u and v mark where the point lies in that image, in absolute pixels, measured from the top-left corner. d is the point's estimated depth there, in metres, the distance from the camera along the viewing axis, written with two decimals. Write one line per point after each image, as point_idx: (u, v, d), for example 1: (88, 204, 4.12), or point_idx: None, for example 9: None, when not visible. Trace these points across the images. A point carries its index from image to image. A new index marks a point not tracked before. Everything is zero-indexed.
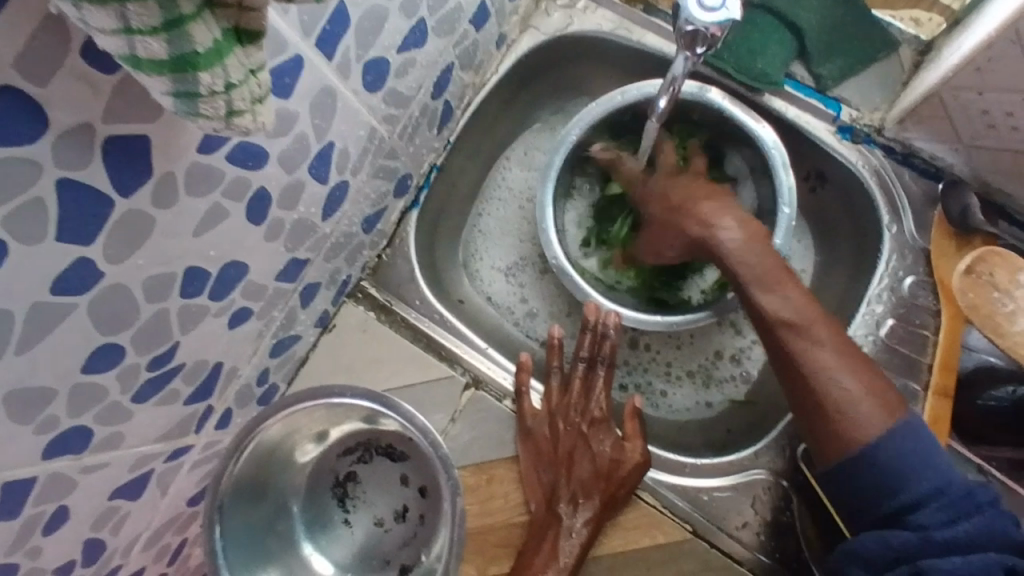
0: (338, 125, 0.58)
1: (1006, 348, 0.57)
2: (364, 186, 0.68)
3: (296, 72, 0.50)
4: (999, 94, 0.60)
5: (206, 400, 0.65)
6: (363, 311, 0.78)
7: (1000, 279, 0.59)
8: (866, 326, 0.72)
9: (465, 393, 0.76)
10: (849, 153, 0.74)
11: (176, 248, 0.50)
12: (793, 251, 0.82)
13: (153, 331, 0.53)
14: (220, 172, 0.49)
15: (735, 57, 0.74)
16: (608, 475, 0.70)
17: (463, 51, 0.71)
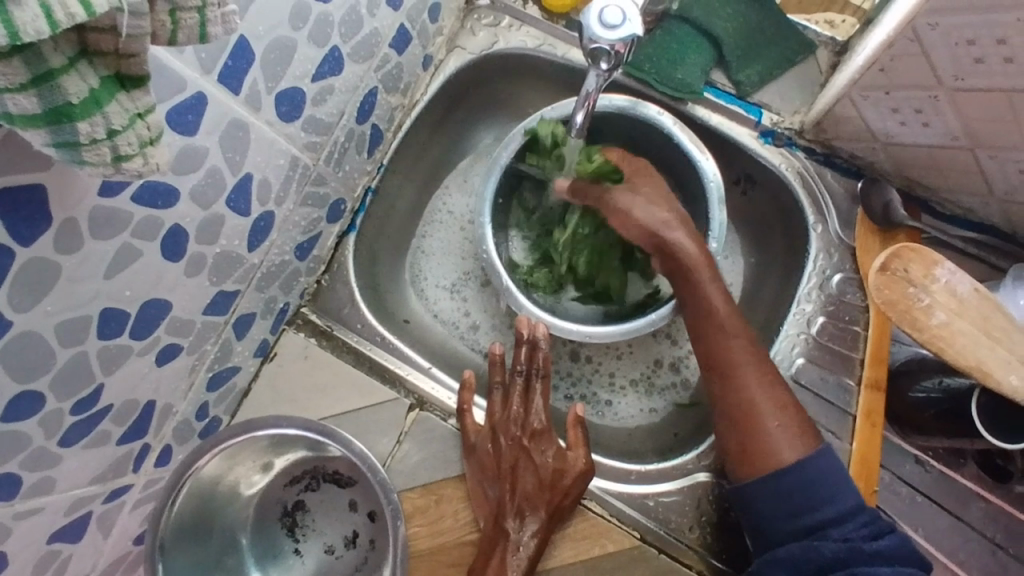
0: (253, 157, 0.58)
1: (926, 340, 0.57)
2: (291, 214, 0.68)
3: (200, 108, 0.50)
4: (905, 92, 0.61)
5: (142, 437, 0.64)
6: (303, 338, 0.78)
7: (915, 274, 0.60)
8: (798, 325, 0.73)
9: (410, 414, 0.76)
10: (772, 156, 0.76)
11: (89, 291, 0.49)
12: (723, 266, 0.84)
13: (75, 374, 0.52)
14: (127, 213, 0.49)
15: (656, 68, 0.76)
16: (553, 476, 0.71)
17: (387, 74, 0.72)
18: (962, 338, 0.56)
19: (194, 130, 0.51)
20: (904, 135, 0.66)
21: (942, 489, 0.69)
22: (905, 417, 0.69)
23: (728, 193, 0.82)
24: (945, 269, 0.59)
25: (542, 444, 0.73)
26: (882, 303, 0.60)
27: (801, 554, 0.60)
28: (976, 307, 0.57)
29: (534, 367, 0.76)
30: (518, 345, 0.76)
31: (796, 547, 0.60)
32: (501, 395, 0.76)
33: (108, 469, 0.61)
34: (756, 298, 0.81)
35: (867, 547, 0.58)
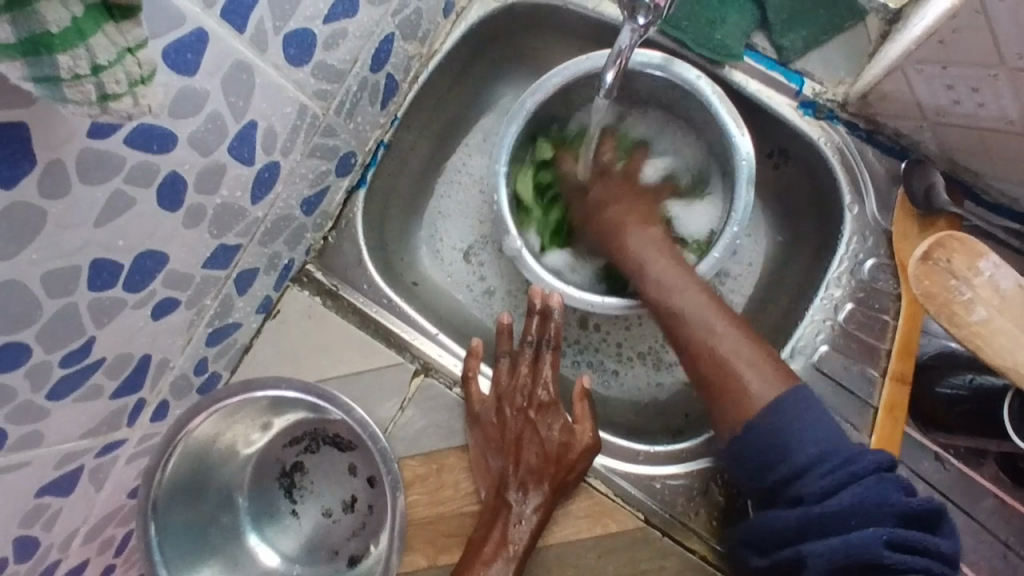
0: (258, 103, 0.55)
1: (964, 336, 0.53)
2: (298, 165, 0.65)
3: (200, 47, 0.46)
4: (963, 69, 0.56)
5: (136, 392, 0.62)
6: (307, 296, 0.75)
7: (957, 266, 0.56)
8: (824, 311, 0.69)
9: (414, 380, 0.73)
10: (811, 129, 0.71)
11: (77, 239, 0.46)
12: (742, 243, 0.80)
13: (63, 325, 0.49)
14: (120, 157, 0.45)
15: (694, 27, 0.71)
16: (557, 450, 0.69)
17: (404, 20, 0.67)
18: (1004, 337, 0.52)
19: (193, 72, 0.47)
20: (956, 114, 0.61)
21: (960, 488, 0.67)
22: (931, 415, 0.66)
23: (760, 166, 0.78)
24: (989, 262, 0.55)
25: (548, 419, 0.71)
26: (919, 295, 0.56)
27: (759, 529, 0.59)
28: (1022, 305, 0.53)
29: (547, 340, 0.73)
30: (529, 318, 0.73)
31: (758, 522, 0.59)
32: (508, 363, 0.74)
33: (101, 422, 0.59)
34: (781, 280, 0.77)
35: (814, 510, 0.54)
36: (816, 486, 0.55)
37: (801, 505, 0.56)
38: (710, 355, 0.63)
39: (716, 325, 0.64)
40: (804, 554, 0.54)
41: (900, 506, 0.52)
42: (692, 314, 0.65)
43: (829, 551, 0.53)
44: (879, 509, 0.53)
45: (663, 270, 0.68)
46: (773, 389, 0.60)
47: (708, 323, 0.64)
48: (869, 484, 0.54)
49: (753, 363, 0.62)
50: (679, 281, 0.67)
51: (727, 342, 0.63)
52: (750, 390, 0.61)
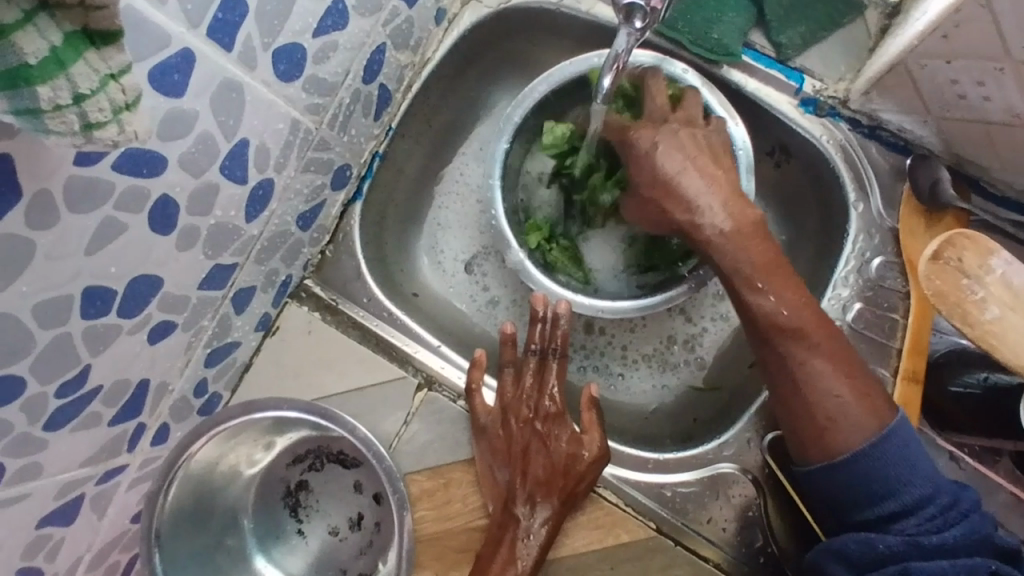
0: (250, 121, 0.53)
1: (977, 337, 0.52)
2: (292, 182, 0.63)
3: (187, 67, 0.45)
4: (967, 62, 0.55)
5: (135, 417, 0.61)
6: (306, 311, 0.74)
7: (969, 264, 0.54)
8: (832, 312, 0.68)
9: (417, 394, 0.72)
10: (813, 127, 0.70)
11: (69, 268, 0.45)
12: None
13: (57, 356, 0.48)
14: (108, 182, 0.44)
15: (690, 26, 0.70)
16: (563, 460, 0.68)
17: (395, 29, 0.66)
18: (1018, 335, 0.51)
19: (181, 92, 0.45)
20: (961, 108, 0.60)
21: (976, 487, 0.66)
22: (944, 414, 0.65)
23: (762, 164, 0.77)
24: (1001, 259, 0.54)
25: (554, 428, 0.70)
26: (931, 294, 0.55)
27: (855, 547, 0.54)
28: None
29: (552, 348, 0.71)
30: (535, 326, 0.72)
31: (854, 539, 0.55)
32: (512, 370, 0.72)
33: (101, 449, 0.58)
34: None
35: (931, 539, 0.52)
36: (927, 522, 0.53)
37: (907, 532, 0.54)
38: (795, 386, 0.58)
39: (810, 353, 0.57)
40: (913, 574, 0.52)
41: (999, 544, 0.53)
42: (796, 345, 0.58)
43: (943, 574, 0.51)
44: (981, 546, 0.53)
45: (755, 283, 0.59)
46: (868, 430, 0.56)
47: (817, 357, 0.57)
48: (976, 521, 0.54)
49: (847, 395, 0.56)
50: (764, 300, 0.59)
51: (819, 370, 0.57)
52: (841, 430, 0.56)
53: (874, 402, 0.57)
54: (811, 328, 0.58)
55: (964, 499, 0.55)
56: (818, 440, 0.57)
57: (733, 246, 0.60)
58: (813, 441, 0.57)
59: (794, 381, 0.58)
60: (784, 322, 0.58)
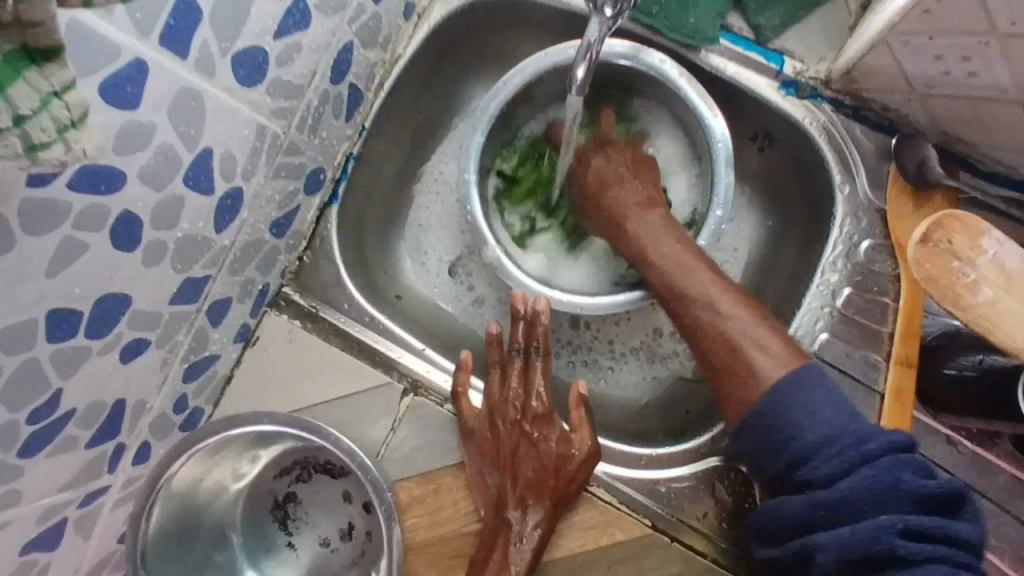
0: (213, 129, 0.51)
1: (971, 322, 0.51)
2: (263, 189, 0.62)
3: (140, 79, 0.43)
4: (950, 39, 0.53)
5: (114, 438, 0.59)
6: (287, 320, 0.72)
7: (959, 246, 0.53)
8: (821, 297, 0.67)
9: (403, 399, 0.71)
10: (795, 109, 0.68)
11: (32, 292, 0.43)
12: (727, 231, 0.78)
13: (25, 383, 0.47)
14: (66, 202, 0.42)
15: (666, 10, 0.68)
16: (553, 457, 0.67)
17: (362, 26, 0.64)
18: (1012, 318, 0.50)
19: (136, 104, 0.43)
20: (946, 85, 0.58)
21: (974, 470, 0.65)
22: (938, 397, 0.64)
23: (744, 150, 0.76)
24: (991, 239, 0.53)
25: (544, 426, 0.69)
26: (921, 279, 0.53)
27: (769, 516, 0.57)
28: None
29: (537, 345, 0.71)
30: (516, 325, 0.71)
31: (768, 509, 0.57)
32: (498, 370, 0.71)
33: (79, 473, 0.57)
34: (775, 264, 0.75)
35: (823, 499, 0.52)
36: (827, 473, 0.53)
37: (810, 492, 0.54)
38: (717, 338, 0.61)
39: (721, 307, 0.62)
40: (815, 545, 0.52)
41: (913, 489, 0.50)
42: (715, 303, 0.62)
43: (840, 541, 0.51)
44: (892, 493, 0.50)
45: (679, 258, 0.65)
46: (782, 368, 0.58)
47: (721, 302, 0.62)
48: (880, 466, 0.51)
49: (762, 338, 0.60)
50: (693, 274, 0.64)
51: (731, 325, 0.61)
52: (756, 371, 0.59)
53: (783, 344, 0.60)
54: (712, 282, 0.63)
55: (872, 441, 0.53)
56: (738, 390, 0.60)
57: (649, 236, 0.66)
58: (730, 391, 0.61)
59: (703, 333, 0.63)
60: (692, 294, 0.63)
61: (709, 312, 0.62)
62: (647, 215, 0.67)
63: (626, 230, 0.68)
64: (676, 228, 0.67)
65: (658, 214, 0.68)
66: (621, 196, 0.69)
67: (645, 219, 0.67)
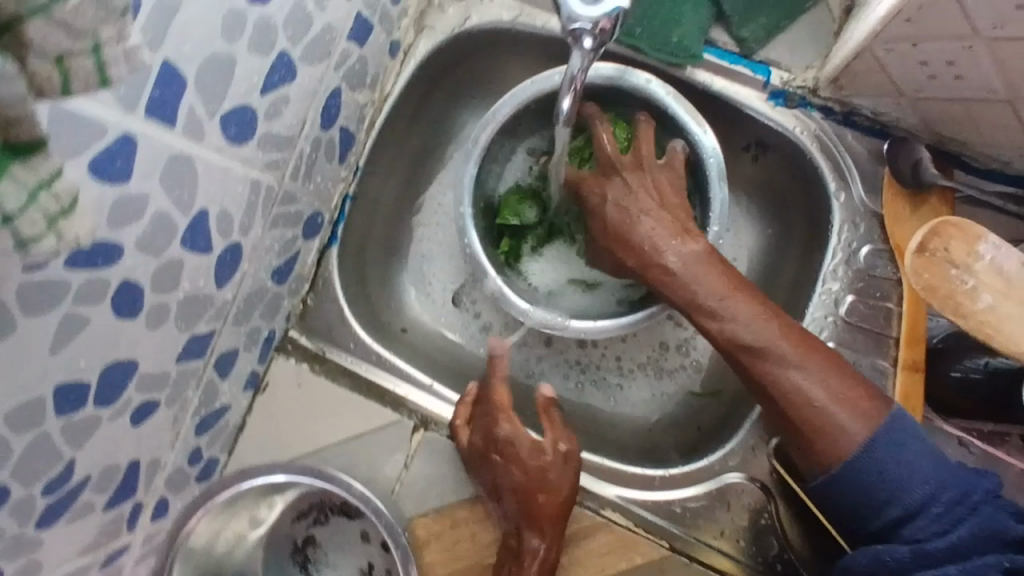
0: (205, 190, 0.52)
1: (973, 328, 0.51)
2: (261, 240, 0.62)
3: (129, 152, 0.43)
4: (935, 44, 0.53)
5: (131, 497, 0.59)
6: (294, 363, 0.73)
7: (956, 253, 0.53)
8: (825, 307, 0.67)
9: (415, 435, 0.71)
10: (785, 119, 0.68)
11: (37, 370, 0.44)
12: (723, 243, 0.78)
13: (37, 457, 0.47)
14: (65, 281, 0.43)
15: (649, 30, 0.68)
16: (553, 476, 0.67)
17: (349, 71, 0.64)
18: (1014, 324, 0.50)
19: (125, 178, 0.44)
20: (936, 89, 0.58)
21: None
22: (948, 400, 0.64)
23: (738, 160, 0.75)
24: (989, 243, 0.52)
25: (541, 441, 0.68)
26: (921, 290, 0.53)
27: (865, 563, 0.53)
28: None
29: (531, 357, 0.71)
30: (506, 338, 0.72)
31: (861, 557, 0.54)
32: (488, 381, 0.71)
33: (98, 536, 0.57)
34: (776, 273, 0.75)
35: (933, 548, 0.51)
36: (932, 527, 0.52)
37: (912, 543, 0.52)
38: (784, 390, 0.57)
39: (788, 355, 0.57)
40: None
41: (1020, 535, 0.50)
42: (769, 350, 0.58)
43: None
44: (995, 538, 0.50)
45: (724, 301, 0.60)
46: (863, 425, 0.55)
47: (785, 352, 0.58)
48: (984, 514, 0.51)
49: (836, 388, 0.56)
50: (734, 315, 0.60)
51: (801, 375, 0.57)
52: (841, 430, 0.55)
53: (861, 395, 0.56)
54: (766, 330, 0.58)
55: (976, 490, 0.52)
56: (817, 449, 0.56)
57: (693, 276, 0.61)
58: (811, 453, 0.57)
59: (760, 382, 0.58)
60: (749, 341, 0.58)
61: (768, 358, 0.58)
62: (680, 247, 0.62)
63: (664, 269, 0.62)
64: (718, 263, 0.62)
65: (700, 247, 0.62)
66: (650, 228, 0.63)
67: (688, 257, 0.62)
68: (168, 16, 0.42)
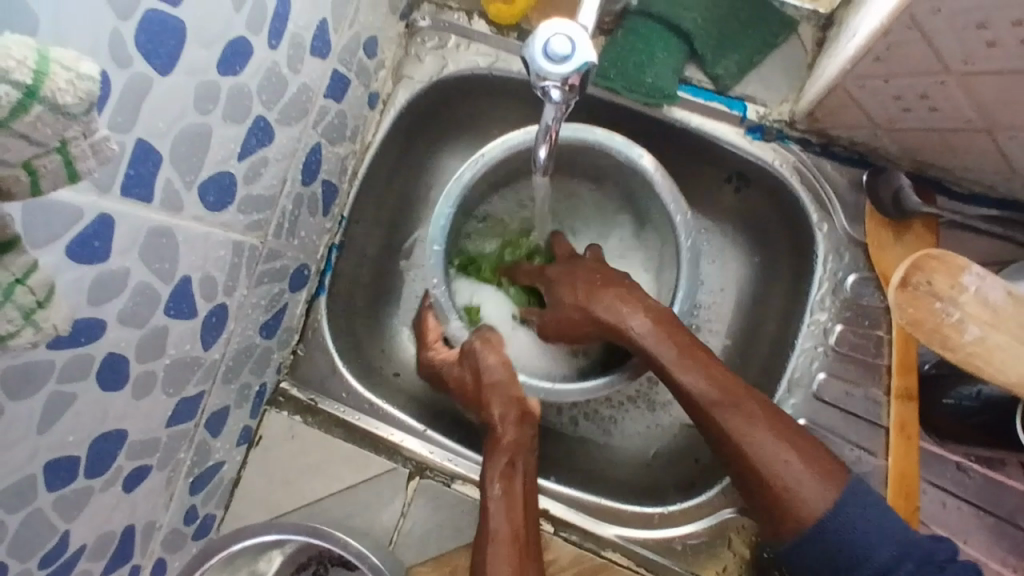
0: (188, 258, 0.52)
1: (961, 360, 0.51)
2: (247, 298, 0.62)
3: (107, 232, 0.44)
4: (907, 80, 0.53)
5: (127, 563, 0.59)
6: (287, 416, 0.73)
7: (940, 286, 0.53)
8: (814, 337, 0.67)
9: (410, 483, 0.71)
10: (764, 153, 0.69)
11: (24, 452, 0.44)
12: (708, 274, 0.78)
13: (30, 535, 0.47)
14: (48, 361, 0.43)
15: (623, 72, 0.68)
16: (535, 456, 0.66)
17: (328, 126, 0.65)
18: (1001, 357, 0.50)
19: (104, 257, 0.44)
20: (911, 121, 0.58)
21: (989, 494, 0.64)
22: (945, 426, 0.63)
23: (721, 192, 0.76)
24: (973, 274, 0.52)
25: (488, 398, 0.67)
26: (906, 325, 0.53)
27: None
28: (1014, 317, 0.50)
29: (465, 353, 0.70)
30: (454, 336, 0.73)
31: None
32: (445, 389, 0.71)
33: None
34: (765, 302, 0.75)
35: None
36: None
37: None
38: (736, 447, 0.59)
39: (751, 420, 0.59)
40: None
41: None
42: (728, 409, 0.60)
43: None
44: None
45: (684, 360, 0.61)
46: (826, 497, 0.56)
47: (744, 412, 0.59)
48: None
49: (802, 463, 0.57)
50: (695, 381, 0.61)
51: (758, 440, 0.58)
52: (805, 499, 0.56)
53: (826, 468, 0.57)
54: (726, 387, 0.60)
55: (939, 551, 0.53)
56: (783, 510, 0.57)
57: (649, 335, 0.63)
58: (777, 513, 0.57)
59: (729, 444, 0.59)
60: (709, 396, 0.60)
61: (732, 411, 0.60)
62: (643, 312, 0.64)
63: (618, 326, 0.64)
64: (680, 327, 0.63)
65: (652, 304, 0.65)
66: (604, 294, 0.65)
67: (639, 315, 0.63)
68: (137, 98, 0.43)
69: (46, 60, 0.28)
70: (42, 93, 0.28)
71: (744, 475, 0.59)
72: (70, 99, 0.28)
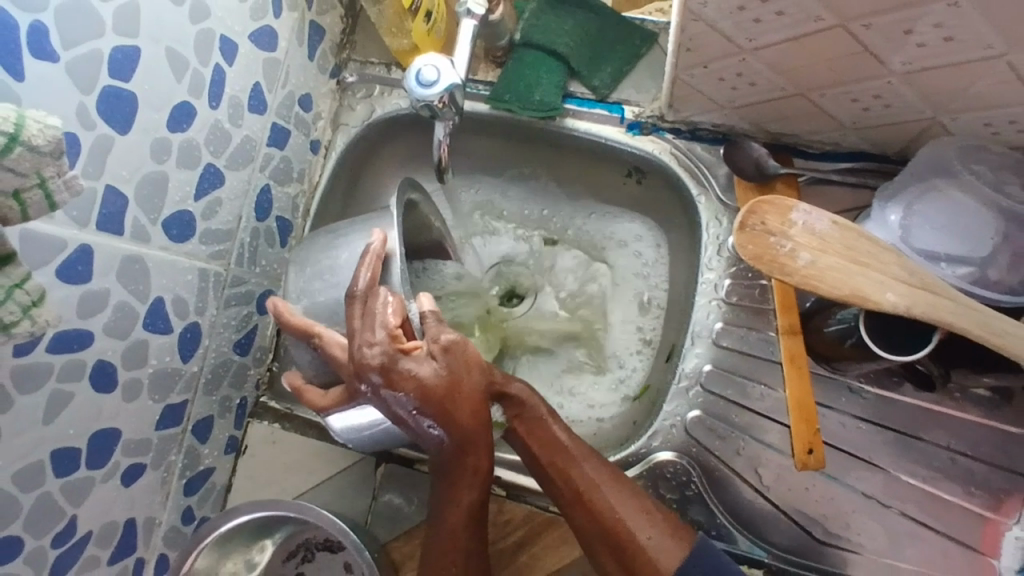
0: (159, 282, 0.64)
1: (801, 282, 0.60)
2: (217, 319, 0.74)
3: (88, 258, 0.56)
4: (719, 64, 0.64)
5: (132, 553, 0.69)
6: (267, 424, 0.83)
7: (773, 224, 0.61)
8: (707, 293, 0.78)
9: (379, 468, 0.80)
10: (644, 144, 0.80)
11: (33, 439, 0.55)
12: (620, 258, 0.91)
13: (41, 515, 0.58)
14: (47, 364, 0.55)
15: (516, 95, 0.80)
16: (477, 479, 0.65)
17: (274, 170, 0.78)
18: (830, 273, 0.60)
19: (88, 278, 0.57)
20: (743, 96, 0.69)
21: (883, 410, 0.73)
22: (825, 350, 0.71)
23: (628, 185, 0.87)
24: (800, 211, 0.61)
25: (464, 413, 0.61)
26: (749, 260, 0.61)
27: None
28: (837, 240, 0.60)
29: (441, 349, 0.60)
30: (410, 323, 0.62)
31: None
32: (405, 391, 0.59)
33: None
34: (676, 275, 0.86)
35: None
36: None
37: None
38: (594, 499, 0.64)
39: (609, 477, 0.65)
40: None
41: None
42: (588, 463, 0.65)
43: None
44: None
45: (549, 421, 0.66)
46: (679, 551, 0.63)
47: (598, 472, 0.65)
48: None
49: (646, 516, 0.64)
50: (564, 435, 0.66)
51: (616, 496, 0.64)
52: (655, 552, 0.63)
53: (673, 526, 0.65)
54: (582, 448, 0.66)
55: None
56: (636, 559, 0.63)
57: (528, 401, 0.66)
58: (631, 564, 0.63)
59: (586, 502, 0.64)
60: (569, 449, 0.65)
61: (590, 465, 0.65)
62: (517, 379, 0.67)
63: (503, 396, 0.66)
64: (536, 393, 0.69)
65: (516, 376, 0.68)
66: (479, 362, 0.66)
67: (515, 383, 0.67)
68: (103, 154, 0.56)
69: (22, 117, 0.40)
70: (21, 137, 0.40)
71: (597, 527, 0.64)
72: (41, 141, 0.41)
